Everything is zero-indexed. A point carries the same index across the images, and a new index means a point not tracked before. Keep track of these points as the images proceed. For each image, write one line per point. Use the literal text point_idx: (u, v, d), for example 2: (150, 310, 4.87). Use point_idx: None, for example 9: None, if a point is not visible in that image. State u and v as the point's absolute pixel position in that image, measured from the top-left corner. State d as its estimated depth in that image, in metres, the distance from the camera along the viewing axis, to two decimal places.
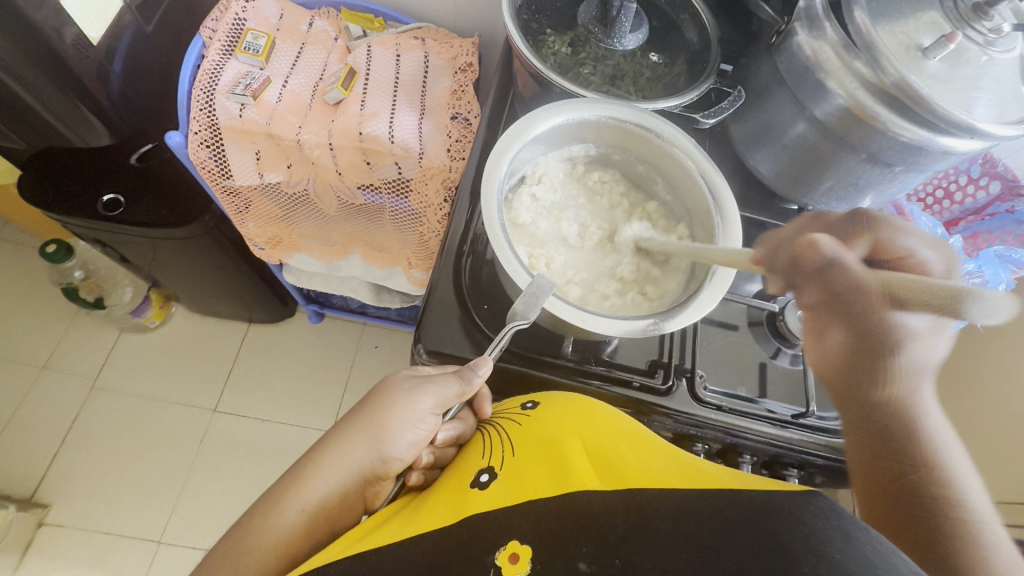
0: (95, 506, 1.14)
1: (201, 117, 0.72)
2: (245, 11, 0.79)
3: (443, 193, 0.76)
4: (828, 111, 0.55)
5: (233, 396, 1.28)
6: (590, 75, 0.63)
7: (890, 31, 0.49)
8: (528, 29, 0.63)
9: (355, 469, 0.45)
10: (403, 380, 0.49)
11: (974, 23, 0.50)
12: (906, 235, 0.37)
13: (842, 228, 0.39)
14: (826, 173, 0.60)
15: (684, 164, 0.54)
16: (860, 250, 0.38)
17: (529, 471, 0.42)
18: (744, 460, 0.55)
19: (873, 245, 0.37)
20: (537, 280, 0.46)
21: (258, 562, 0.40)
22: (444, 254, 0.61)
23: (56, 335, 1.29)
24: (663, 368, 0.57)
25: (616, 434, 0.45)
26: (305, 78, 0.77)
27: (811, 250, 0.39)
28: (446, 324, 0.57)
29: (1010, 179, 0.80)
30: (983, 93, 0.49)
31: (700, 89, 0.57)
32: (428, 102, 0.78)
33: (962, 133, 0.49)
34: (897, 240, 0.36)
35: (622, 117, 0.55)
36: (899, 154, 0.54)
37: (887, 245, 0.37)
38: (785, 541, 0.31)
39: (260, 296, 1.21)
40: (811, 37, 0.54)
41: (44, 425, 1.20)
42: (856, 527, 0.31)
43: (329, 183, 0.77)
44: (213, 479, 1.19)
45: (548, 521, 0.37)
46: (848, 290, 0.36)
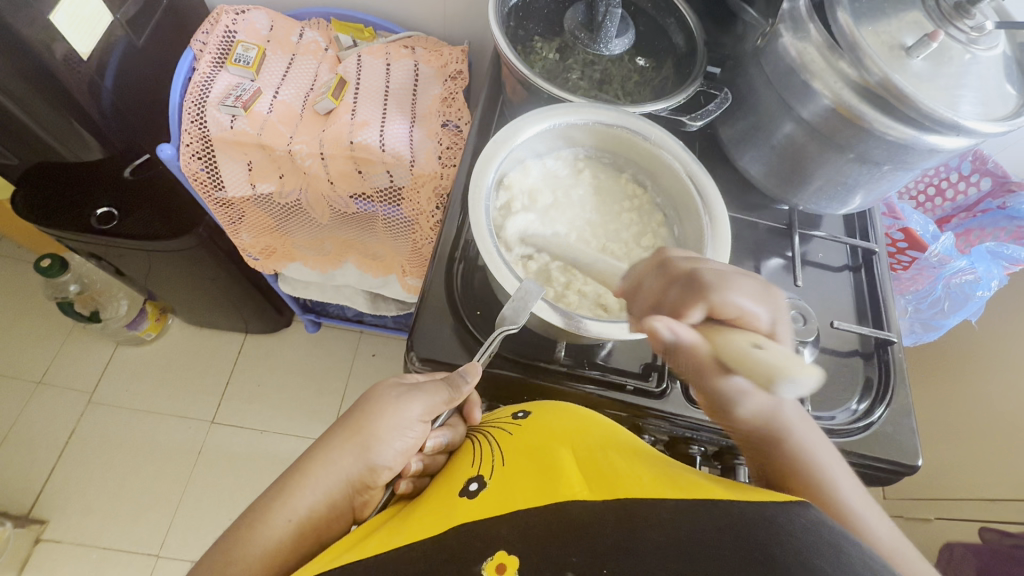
0: (92, 522, 1.13)
1: (192, 128, 0.72)
2: (235, 24, 0.80)
3: (435, 201, 0.77)
4: (814, 111, 0.55)
5: (230, 408, 1.28)
6: (578, 80, 0.63)
7: (874, 31, 0.50)
8: (515, 37, 0.64)
9: (343, 479, 0.45)
10: (391, 388, 0.48)
11: (956, 22, 0.50)
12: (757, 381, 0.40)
13: (677, 296, 0.43)
14: (815, 173, 0.61)
15: (672, 166, 0.54)
16: (698, 314, 0.41)
17: (519, 480, 0.42)
18: (741, 462, 0.55)
19: (708, 309, 0.41)
20: (526, 283, 0.46)
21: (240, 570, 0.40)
22: (435, 261, 0.61)
23: (51, 351, 1.29)
24: (657, 371, 0.57)
25: (605, 443, 0.45)
26: (296, 88, 0.78)
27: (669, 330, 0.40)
28: (437, 331, 0.57)
29: (999, 175, 0.80)
30: (968, 91, 0.50)
31: (687, 92, 0.58)
32: (419, 110, 0.78)
33: (948, 131, 0.49)
34: (729, 302, 0.41)
35: (610, 121, 0.55)
36: (886, 152, 0.54)
37: (720, 308, 0.41)
38: (774, 554, 0.31)
39: (256, 306, 1.20)
40: (795, 38, 0.54)
41: (40, 441, 1.19)
42: (843, 539, 0.32)
43: (321, 192, 0.78)
44: (210, 491, 1.18)
45: (536, 531, 0.37)
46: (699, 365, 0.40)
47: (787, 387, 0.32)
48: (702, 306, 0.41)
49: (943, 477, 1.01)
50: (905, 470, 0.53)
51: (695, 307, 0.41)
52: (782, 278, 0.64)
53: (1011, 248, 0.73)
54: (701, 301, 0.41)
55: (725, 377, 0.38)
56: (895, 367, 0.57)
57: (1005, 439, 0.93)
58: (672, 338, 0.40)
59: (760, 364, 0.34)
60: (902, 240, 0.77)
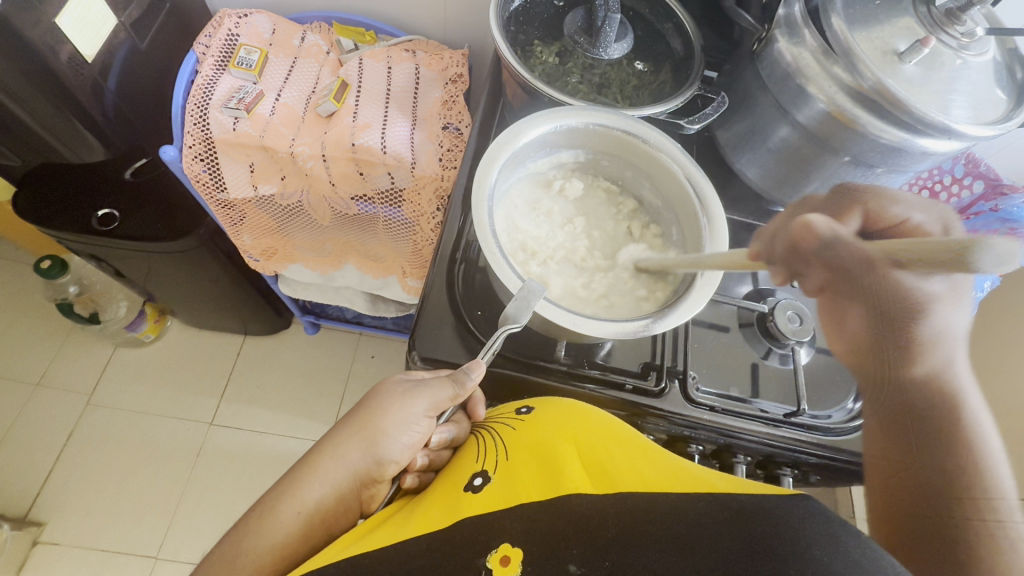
0: (91, 524, 1.13)
1: (195, 131, 0.73)
2: (238, 28, 0.80)
3: (435, 202, 0.77)
4: (809, 115, 0.56)
5: (229, 409, 1.28)
6: (577, 84, 0.64)
7: (867, 36, 0.51)
8: (515, 41, 0.65)
9: (350, 473, 0.46)
10: (397, 384, 0.49)
11: (948, 28, 0.51)
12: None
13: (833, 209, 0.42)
14: (811, 175, 0.62)
15: (670, 169, 0.55)
16: (855, 222, 0.40)
17: (523, 476, 0.43)
18: (739, 461, 0.55)
19: (865, 218, 0.40)
20: (529, 283, 0.47)
21: (250, 563, 0.41)
22: (437, 262, 0.61)
23: (50, 352, 1.29)
24: (655, 370, 0.57)
25: (607, 438, 0.45)
26: (298, 91, 0.78)
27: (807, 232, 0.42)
28: (439, 332, 0.57)
29: (992, 178, 0.81)
30: (959, 95, 0.51)
31: (685, 96, 0.59)
32: (420, 112, 0.79)
33: (940, 134, 0.50)
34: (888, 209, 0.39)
35: (609, 125, 0.56)
36: (880, 155, 0.55)
37: (877, 216, 0.39)
38: (773, 546, 0.31)
39: (256, 308, 1.20)
40: (790, 44, 0.55)
41: (39, 443, 1.19)
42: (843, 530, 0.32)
43: (323, 194, 0.78)
44: (209, 492, 1.18)
45: (539, 525, 0.37)
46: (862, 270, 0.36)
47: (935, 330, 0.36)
48: (858, 216, 0.40)
49: None
50: None
51: (851, 215, 0.41)
52: None
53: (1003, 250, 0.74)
54: (857, 210, 0.41)
55: (893, 271, 0.33)
56: None
57: None
58: (826, 231, 0.41)
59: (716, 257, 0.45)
60: None
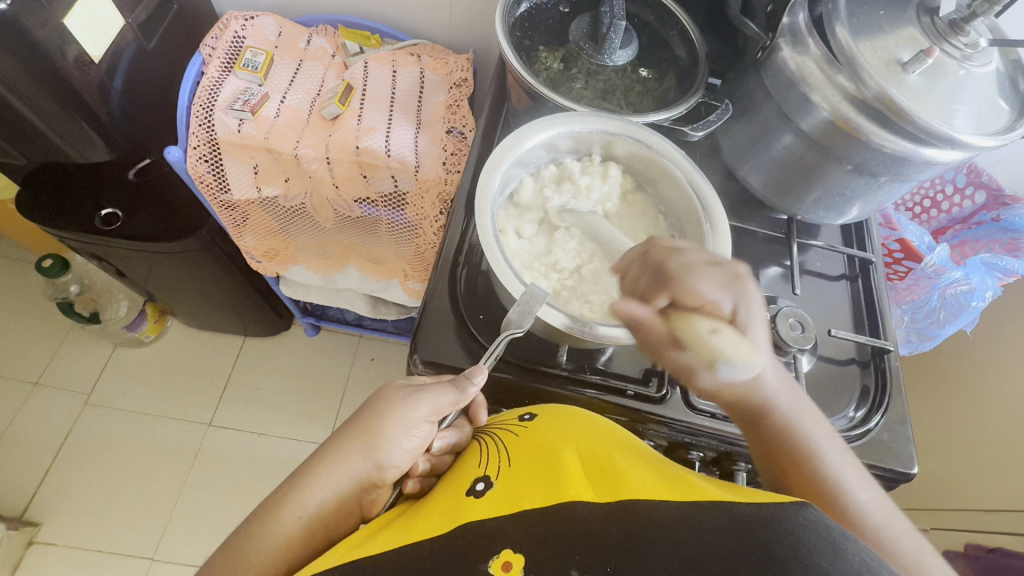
0: (86, 524, 1.12)
1: (200, 132, 0.73)
2: (244, 30, 0.81)
3: (438, 206, 0.78)
4: (813, 123, 0.56)
5: (227, 410, 1.28)
6: (582, 89, 0.64)
7: (871, 46, 0.51)
8: (520, 46, 0.65)
9: (351, 478, 0.45)
10: (398, 390, 0.49)
11: (951, 38, 0.51)
12: (692, 281, 0.44)
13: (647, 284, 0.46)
14: (813, 183, 0.62)
15: (674, 175, 0.55)
16: (663, 301, 0.45)
17: (526, 481, 0.42)
18: (739, 469, 0.55)
19: (671, 298, 0.45)
20: (531, 288, 0.47)
21: (254, 566, 0.41)
22: (439, 265, 0.61)
23: (49, 352, 1.29)
24: (657, 377, 0.57)
25: (610, 446, 0.45)
26: (303, 93, 0.79)
27: (623, 310, 0.45)
28: (441, 335, 0.57)
29: (994, 188, 0.81)
30: (962, 105, 0.51)
31: (690, 102, 0.59)
32: (424, 116, 0.79)
33: (943, 144, 0.50)
34: (690, 290, 0.44)
35: (613, 130, 0.56)
36: (883, 164, 0.55)
37: (683, 294, 0.44)
38: (773, 551, 0.31)
39: (256, 309, 1.20)
40: (794, 52, 0.55)
41: (36, 443, 1.19)
42: (843, 536, 0.32)
43: (326, 197, 0.78)
44: (206, 494, 1.18)
45: (544, 530, 0.37)
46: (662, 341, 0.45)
47: (727, 368, 0.42)
48: (665, 295, 0.45)
49: (940, 486, 1.01)
50: (900, 477, 0.54)
51: (659, 295, 0.45)
52: (781, 286, 0.65)
53: (1006, 260, 0.74)
54: (664, 291, 0.45)
55: (673, 350, 0.45)
56: (892, 377, 0.58)
57: (1003, 449, 0.93)
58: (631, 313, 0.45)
59: (708, 348, 0.43)
60: (898, 249, 0.78)
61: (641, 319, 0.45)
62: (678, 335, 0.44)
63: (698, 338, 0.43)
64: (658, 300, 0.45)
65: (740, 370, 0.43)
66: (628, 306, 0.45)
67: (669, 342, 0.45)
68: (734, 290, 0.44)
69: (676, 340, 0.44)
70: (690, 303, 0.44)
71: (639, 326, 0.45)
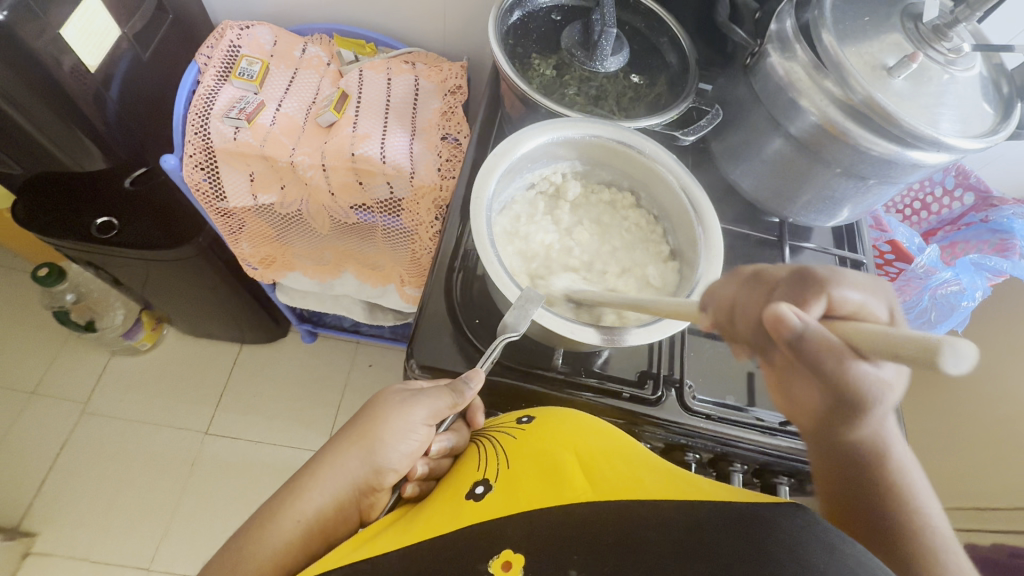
0: (83, 535, 1.11)
1: (196, 140, 0.74)
2: (240, 39, 0.81)
3: (434, 212, 0.78)
4: (801, 127, 0.57)
5: (224, 418, 1.27)
6: (574, 96, 0.65)
7: (857, 51, 0.52)
8: (513, 54, 0.66)
9: (351, 482, 0.46)
10: (396, 394, 0.49)
11: (935, 44, 0.52)
12: (847, 284, 0.30)
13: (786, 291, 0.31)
14: (804, 186, 0.63)
15: (666, 179, 0.56)
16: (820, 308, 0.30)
17: (525, 483, 0.43)
18: (736, 469, 0.56)
19: (829, 304, 0.30)
20: (526, 290, 0.48)
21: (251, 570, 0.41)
22: (435, 271, 0.62)
23: (44, 361, 1.28)
24: (652, 379, 0.58)
25: (609, 447, 0.46)
26: (298, 101, 0.79)
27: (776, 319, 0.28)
28: (437, 340, 0.58)
29: (982, 191, 0.83)
30: (947, 109, 0.52)
31: (681, 107, 0.60)
32: (419, 123, 0.80)
33: (929, 146, 0.51)
34: (847, 297, 0.30)
35: (605, 136, 0.57)
36: (872, 167, 0.56)
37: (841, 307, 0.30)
38: (768, 549, 0.32)
39: (253, 316, 1.20)
40: (783, 58, 0.56)
41: (32, 452, 1.18)
42: (841, 539, 0.32)
43: (322, 204, 0.79)
44: (204, 501, 1.17)
45: (541, 531, 0.37)
46: (826, 359, 0.28)
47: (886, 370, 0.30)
48: (822, 299, 0.30)
49: None
50: None
51: (814, 296, 0.30)
52: None
53: (995, 260, 0.75)
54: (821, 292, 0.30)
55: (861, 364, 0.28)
56: None
57: (996, 447, 0.94)
58: (800, 319, 0.28)
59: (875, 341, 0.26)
60: (890, 251, 0.82)
61: (801, 334, 0.28)
62: (855, 340, 0.27)
63: (872, 337, 0.26)
64: (814, 307, 0.30)
65: (962, 356, 0.21)
66: (789, 311, 0.28)
67: (851, 355, 0.28)
68: (878, 297, 0.30)
69: (858, 355, 0.27)
70: (845, 312, 0.30)
71: (804, 344, 0.28)
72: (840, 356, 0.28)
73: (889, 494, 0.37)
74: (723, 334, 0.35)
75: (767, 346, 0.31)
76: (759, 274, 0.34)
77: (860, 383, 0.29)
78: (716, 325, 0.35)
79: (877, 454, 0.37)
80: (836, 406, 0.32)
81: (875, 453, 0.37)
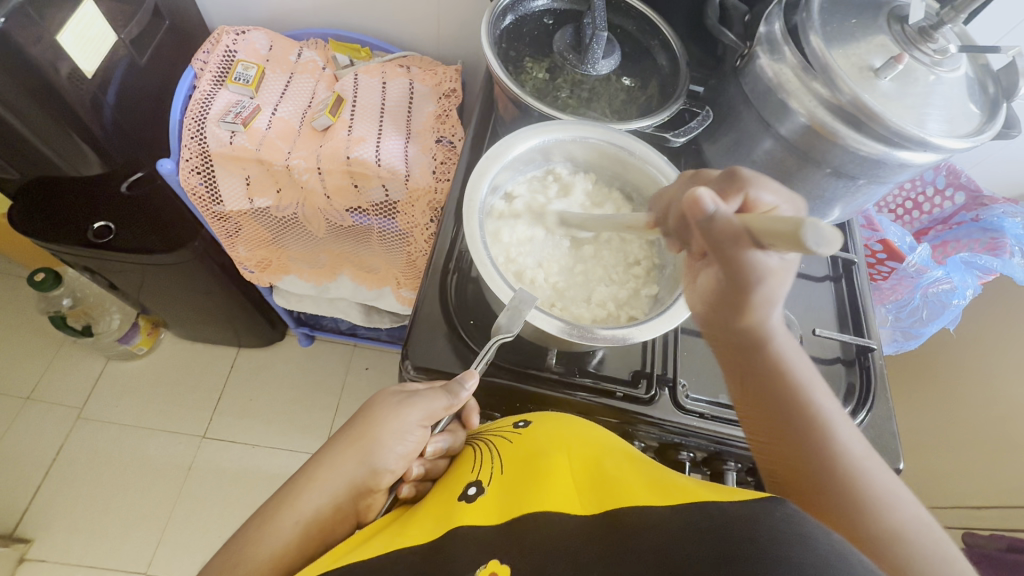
0: (80, 540, 1.11)
1: (192, 145, 0.74)
2: (235, 44, 0.82)
3: (429, 214, 0.79)
4: (791, 128, 0.58)
5: (222, 422, 1.27)
6: (567, 98, 0.66)
7: (844, 53, 0.53)
8: (506, 57, 0.66)
9: (347, 483, 0.46)
10: (391, 396, 0.50)
11: (921, 45, 0.53)
12: (765, 188, 0.37)
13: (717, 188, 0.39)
14: (795, 186, 0.63)
15: (657, 180, 0.57)
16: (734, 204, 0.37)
17: (517, 486, 0.43)
18: (729, 468, 0.56)
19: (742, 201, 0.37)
20: (519, 292, 0.48)
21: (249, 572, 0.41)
22: (430, 272, 0.62)
23: (41, 366, 1.28)
24: (645, 378, 0.58)
25: (602, 451, 0.46)
26: (294, 105, 0.80)
27: (694, 206, 0.33)
28: (432, 341, 0.58)
29: (973, 189, 0.84)
30: (934, 109, 0.53)
31: (672, 109, 0.61)
32: (414, 126, 0.80)
33: (916, 146, 0.52)
34: (759, 197, 0.37)
35: (596, 137, 0.57)
36: (861, 167, 0.57)
37: (754, 203, 0.37)
38: (746, 547, 0.31)
39: (250, 320, 1.21)
40: (771, 60, 0.57)
41: (28, 458, 1.18)
42: (816, 532, 0.31)
43: (318, 207, 0.79)
44: (201, 505, 1.17)
45: (532, 535, 0.38)
46: (726, 242, 0.33)
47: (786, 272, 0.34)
48: (738, 196, 0.37)
49: (930, 483, 1.03)
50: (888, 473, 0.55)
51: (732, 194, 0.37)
52: None
53: (985, 258, 0.75)
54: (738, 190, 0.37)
55: (755, 252, 0.32)
56: (877, 373, 0.60)
57: (988, 444, 0.95)
58: (713, 204, 0.33)
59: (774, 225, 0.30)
60: (881, 250, 0.78)
61: (713, 215, 0.33)
62: (754, 226, 0.31)
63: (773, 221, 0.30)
64: (731, 201, 0.37)
65: (826, 236, 0.27)
66: (706, 195, 0.33)
67: (748, 242, 0.32)
68: (789, 203, 0.37)
69: (756, 239, 0.31)
70: (761, 211, 0.37)
71: (713, 226, 0.33)
72: (737, 241, 0.32)
73: (810, 441, 0.38)
74: (663, 232, 0.45)
75: (687, 233, 0.39)
76: (700, 173, 0.45)
77: (752, 270, 0.33)
78: (658, 223, 0.46)
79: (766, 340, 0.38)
80: (731, 284, 0.34)
81: (762, 339, 0.38)
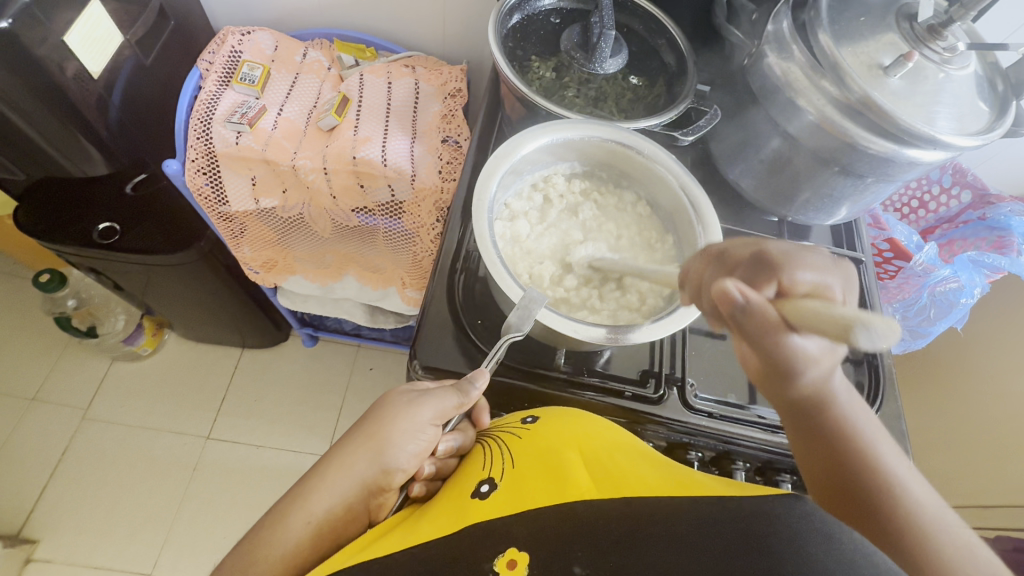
0: (85, 541, 1.11)
1: (198, 145, 0.74)
2: (241, 44, 0.82)
3: (435, 214, 0.79)
4: (799, 126, 0.58)
5: (226, 422, 1.27)
6: (574, 97, 0.66)
7: (853, 51, 0.53)
8: (513, 57, 0.66)
9: (359, 483, 0.46)
10: (402, 395, 0.49)
11: (930, 43, 0.53)
12: (801, 267, 0.34)
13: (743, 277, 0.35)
14: (803, 185, 0.63)
15: (665, 179, 0.57)
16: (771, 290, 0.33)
17: (530, 481, 0.43)
18: (738, 467, 0.55)
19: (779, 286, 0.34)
20: (530, 292, 0.48)
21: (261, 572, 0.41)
22: (437, 272, 0.62)
23: (45, 367, 1.28)
24: (654, 377, 0.58)
25: (612, 445, 0.46)
26: (300, 105, 0.80)
27: (721, 296, 0.33)
28: (440, 341, 0.58)
29: (978, 188, 0.84)
30: (943, 107, 0.52)
31: (679, 108, 0.60)
32: (419, 126, 0.80)
33: (926, 144, 0.51)
34: (798, 279, 0.34)
35: (604, 136, 0.57)
36: (870, 165, 0.56)
37: (792, 286, 0.33)
38: (771, 545, 0.32)
39: (254, 321, 1.20)
40: (780, 59, 0.57)
41: (33, 459, 1.18)
42: (838, 529, 0.33)
43: (324, 207, 0.79)
44: (205, 506, 1.17)
45: (548, 526, 0.38)
46: (762, 330, 0.32)
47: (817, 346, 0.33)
48: (774, 281, 0.34)
49: (937, 482, 1.02)
50: None
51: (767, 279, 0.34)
52: None
53: (992, 256, 0.76)
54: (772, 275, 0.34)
55: (789, 335, 0.32)
56: (886, 372, 0.59)
57: (995, 443, 0.95)
58: (740, 295, 0.32)
59: (820, 320, 0.28)
60: (888, 249, 0.79)
61: (744, 307, 0.32)
62: (793, 318, 0.30)
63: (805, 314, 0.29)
64: (765, 289, 0.34)
65: (879, 334, 0.24)
66: (732, 288, 0.32)
67: (782, 328, 0.32)
68: (830, 277, 0.34)
69: (793, 328, 0.31)
70: (801, 292, 0.33)
71: (747, 315, 0.32)
72: (773, 328, 0.32)
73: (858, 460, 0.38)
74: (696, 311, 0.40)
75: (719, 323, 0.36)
76: (723, 253, 0.39)
77: (791, 354, 0.34)
78: (692, 300, 0.40)
79: (822, 396, 0.39)
80: (775, 369, 0.35)
81: (819, 400, 0.39)
